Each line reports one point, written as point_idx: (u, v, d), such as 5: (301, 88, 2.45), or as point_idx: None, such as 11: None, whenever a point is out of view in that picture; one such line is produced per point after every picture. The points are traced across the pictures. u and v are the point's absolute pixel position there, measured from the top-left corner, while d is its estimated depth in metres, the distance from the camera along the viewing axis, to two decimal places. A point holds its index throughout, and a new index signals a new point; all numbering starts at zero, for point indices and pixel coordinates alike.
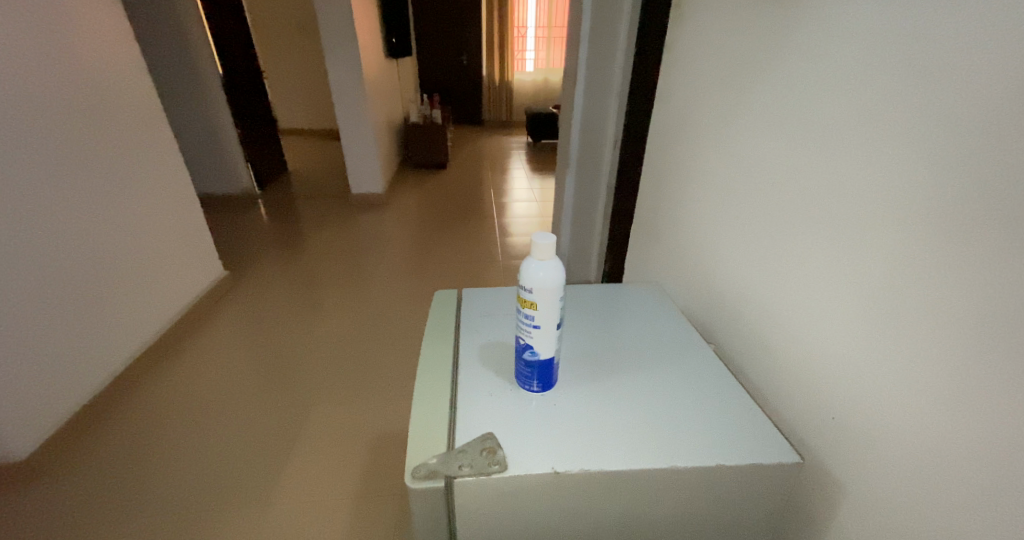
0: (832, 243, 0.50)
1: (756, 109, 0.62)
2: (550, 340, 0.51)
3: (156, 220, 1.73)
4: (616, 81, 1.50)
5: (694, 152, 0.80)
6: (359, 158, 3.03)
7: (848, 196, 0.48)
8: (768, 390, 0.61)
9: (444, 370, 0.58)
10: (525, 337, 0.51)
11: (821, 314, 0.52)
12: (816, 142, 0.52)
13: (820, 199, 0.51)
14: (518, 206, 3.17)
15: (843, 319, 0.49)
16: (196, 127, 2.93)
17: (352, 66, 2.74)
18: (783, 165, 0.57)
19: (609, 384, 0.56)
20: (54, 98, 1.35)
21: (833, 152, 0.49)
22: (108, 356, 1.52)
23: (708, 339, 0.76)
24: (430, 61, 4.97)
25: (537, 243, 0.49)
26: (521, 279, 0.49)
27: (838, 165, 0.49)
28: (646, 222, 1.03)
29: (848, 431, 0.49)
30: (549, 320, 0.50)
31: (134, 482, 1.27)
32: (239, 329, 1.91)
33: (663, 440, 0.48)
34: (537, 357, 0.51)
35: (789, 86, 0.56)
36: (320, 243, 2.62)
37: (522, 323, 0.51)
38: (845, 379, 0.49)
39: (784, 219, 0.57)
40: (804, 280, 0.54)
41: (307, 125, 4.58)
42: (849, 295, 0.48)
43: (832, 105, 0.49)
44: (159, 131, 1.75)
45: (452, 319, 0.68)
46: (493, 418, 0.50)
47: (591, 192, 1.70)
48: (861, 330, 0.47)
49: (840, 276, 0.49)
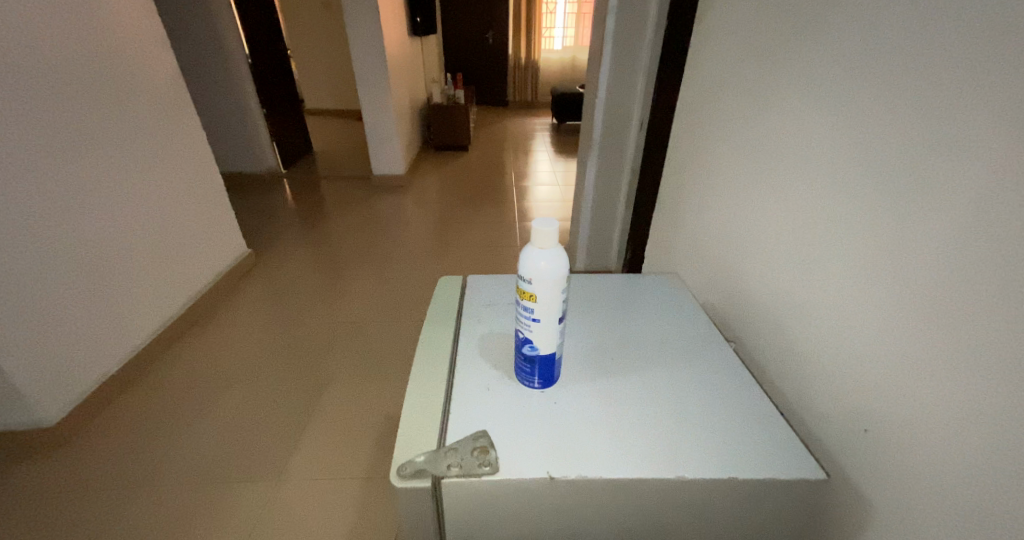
0: (872, 236, 0.44)
1: (794, 85, 0.56)
2: (551, 335, 0.47)
3: (179, 197, 1.76)
4: (644, 59, 1.42)
5: (722, 135, 0.74)
6: (381, 139, 3.02)
7: (896, 183, 0.42)
8: (790, 394, 0.56)
9: (441, 361, 0.55)
10: (524, 330, 0.48)
11: (854, 316, 0.46)
12: (863, 122, 0.46)
13: (861, 186, 0.46)
14: (540, 189, 3.11)
15: (879, 320, 0.44)
16: (223, 107, 2.96)
17: (374, 44, 2.71)
18: (820, 149, 0.51)
19: (614, 382, 0.52)
20: (81, 78, 1.37)
21: (882, 133, 0.44)
22: (133, 329, 1.57)
23: (727, 336, 0.71)
24: (455, 40, 4.89)
25: (537, 229, 0.45)
26: (519, 268, 0.46)
27: (887, 148, 0.43)
28: (667, 209, 0.98)
29: (876, 444, 0.44)
30: (552, 314, 0.46)
31: (157, 452, 1.33)
32: (260, 306, 1.94)
33: (670, 447, 0.44)
34: (537, 353, 0.48)
35: (835, 60, 0.50)
36: (342, 223, 2.63)
37: (521, 315, 0.48)
38: (878, 387, 0.44)
39: (817, 208, 0.52)
40: (836, 276, 0.49)
41: (333, 105, 4.60)
42: (888, 294, 0.43)
43: (885, 79, 0.43)
44: (182, 110, 1.77)
45: (453, 306, 0.65)
46: (487, 415, 0.47)
47: (614, 176, 1.64)
48: (898, 333, 0.42)
49: (879, 272, 0.44)
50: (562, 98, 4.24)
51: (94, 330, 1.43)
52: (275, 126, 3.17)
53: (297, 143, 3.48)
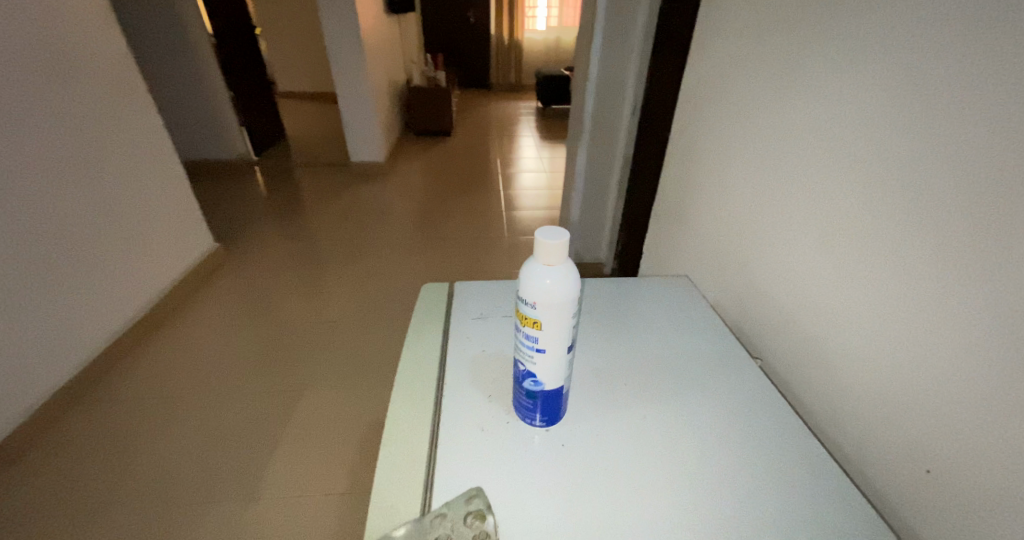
0: (935, 261, 0.41)
1: (836, 78, 0.51)
2: (557, 368, 0.40)
3: (135, 189, 1.63)
4: (638, 37, 1.32)
5: (747, 129, 0.67)
6: (358, 124, 2.87)
7: (960, 209, 0.39)
8: (829, 420, 0.54)
9: (426, 398, 0.50)
10: (525, 362, 0.40)
11: (919, 349, 0.43)
12: (922, 129, 0.41)
13: (925, 207, 0.41)
14: (526, 176, 3.01)
15: (947, 355, 0.41)
16: (186, 90, 2.78)
17: (348, 23, 2.54)
18: (869, 160, 0.47)
19: (643, 419, 0.48)
20: (5, 57, 1.22)
21: (947, 147, 0.39)
22: (88, 334, 1.46)
23: (755, 353, 0.67)
24: (436, 19, 4.69)
25: (544, 240, 0.36)
26: (520, 290, 0.37)
27: (953, 165, 0.39)
28: (672, 201, 0.91)
29: (948, 487, 0.41)
30: (560, 344, 0.38)
31: (121, 468, 1.24)
32: (232, 304, 1.83)
33: (703, 501, 0.40)
34: (541, 388, 0.40)
35: (905, 45, 0.43)
36: (319, 213, 2.50)
37: (521, 345, 0.39)
38: (936, 426, 0.42)
39: (862, 225, 0.48)
40: (893, 304, 0.45)
41: (308, 87, 4.40)
42: (957, 328, 0.40)
43: (959, 75, 0.38)
44: (134, 93, 1.62)
45: (438, 325, 0.59)
46: (504, 467, 0.43)
47: (605, 163, 1.56)
48: (974, 375, 0.38)
49: (945, 305, 0.40)
50: (548, 81, 4.10)
51: (42, 337, 1.33)
52: (245, 111, 3.00)
53: (270, 129, 3.31)
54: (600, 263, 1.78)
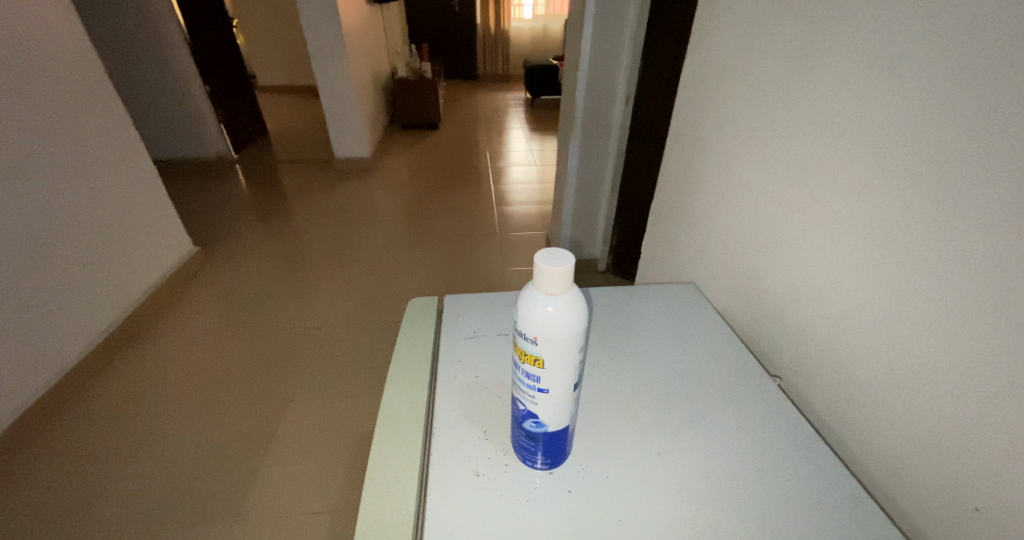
0: (980, 264, 0.34)
1: (857, 49, 0.43)
2: (560, 408, 0.36)
3: (106, 193, 1.55)
4: (631, 26, 1.27)
5: (738, 119, 0.61)
6: (341, 119, 2.78)
7: (1011, 202, 0.32)
8: (854, 445, 0.47)
9: (415, 437, 0.46)
10: (526, 402, 0.37)
11: (957, 371, 0.37)
12: (964, 104, 0.34)
13: (963, 203, 0.35)
14: (517, 170, 2.95)
15: (998, 375, 0.34)
16: (159, 87, 2.66)
17: (328, 14, 2.45)
18: (887, 152, 0.41)
19: (657, 441, 0.46)
20: None
21: (998, 128, 0.32)
22: (59, 348, 1.39)
23: (769, 369, 0.60)
24: (420, 8, 4.57)
25: (545, 268, 0.33)
26: (520, 323, 0.34)
27: (1011, 147, 0.32)
28: (668, 195, 0.85)
29: (993, 530, 0.35)
30: (564, 382, 0.35)
31: (99, 487, 1.18)
32: (213, 309, 1.76)
33: (721, 526, 0.40)
34: (543, 430, 0.37)
35: (915, 26, 0.37)
36: (303, 212, 2.43)
37: (521, 384, 0.36)
38: (979, 458, 0.36)
39: (887, 223, 0.41)
40: (922, 316, 0.39)
41: (289, 81, 4.28)
42: (1011, 344, 0.33)
43: (1011, 46, 0.31)
44: (100, 91, 1.53)
45: (427, 345, 0.56)
46: (490, 516, 0.40)
47: (597, 157, 1.50)
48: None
49: (988, 317, 0.34)
50: (536, 71, 4.02)
51: (9, 353, 1.25)
52: (222, 107, 2.89)
53: (249, 125, 3.20)
54: (595, 259, 1.74)
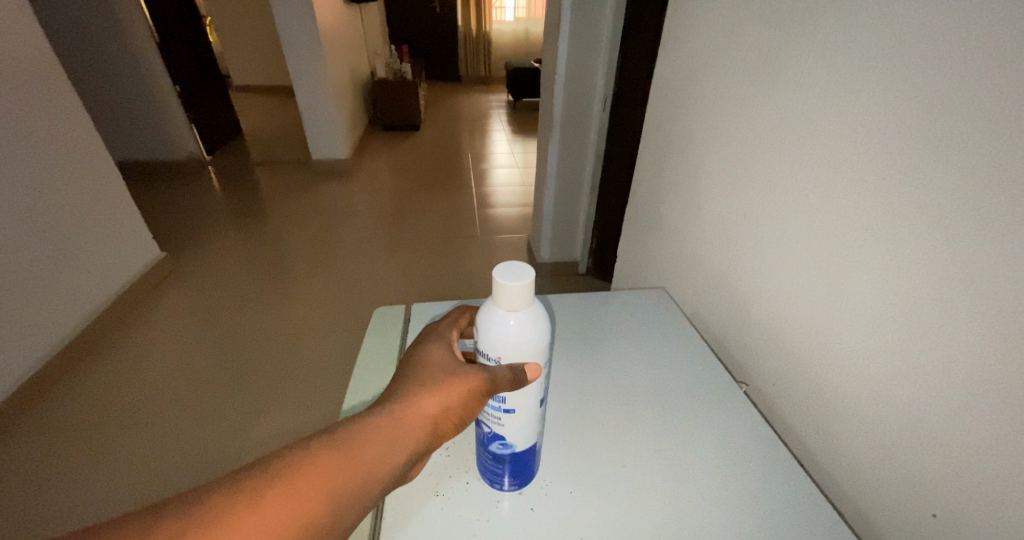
0: (934, 277, 0.35)
1: (830, 46, 0.42)
2: (523, 427, 0.38)
3: (68, 195, 1.48)
4: (606, 30, 1.26)
5: (709, 125, 0.61)
6: (319, 120, 2.73)
7: (964, 213, 0.32)
8: (822, 450, 0.47)
9: None
10: (492, 425, 0.39)
11: (917, 380, 0.37)
12: (945, 103, 0.33)
13: (918, 214, 0.35)
14: (498, 172, 2.93)
15: (952, 386, 0.35)
16: (127, 85, 2.58)
17: (304, 13, 2.40)
18: (851, 162, 0.41)
19: (625, 451, 0.46)
20: None
21: (949, 142, 0.33)
22: (16, 358, 1.32)
23: (737, 375, 0.60)
24: (400, 8, 4.52)
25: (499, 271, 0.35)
26: (480, 334, 0.37)
27: (960, 160, 0.32)
28: (641, 199, 0.84)
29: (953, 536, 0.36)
30: (532, 401, 0.37)
31: (55, 503, 1.12)
32: (182, 314, 1.70)
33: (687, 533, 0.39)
34: (510, 450, 0.39)
35: (875, 38, 0.38)
36: (279, 214, 2.37)
37: (486, 408, 0.39)
38: (952, 465, 0.35)
39: (855, 226, 0.41)
40: (885, 328, 0.39)
41: (265, 81, 4.19)
42: (969, 356, 0.33)
43: (964, 59, 0.32)
44: (61, 89, 1.47)
45: (391, 353, 0.55)
46: (450, 529, 0.39)
47: (576, 160, 1.50)
48: (983, 410, 0.33)
49: (941, 329, 0.35)
50: (517, 73, 4.01)
51: None
52: (194, 106, 2.81)
53: (223, 125, 3.12)
54: (575, 262, 1.73)
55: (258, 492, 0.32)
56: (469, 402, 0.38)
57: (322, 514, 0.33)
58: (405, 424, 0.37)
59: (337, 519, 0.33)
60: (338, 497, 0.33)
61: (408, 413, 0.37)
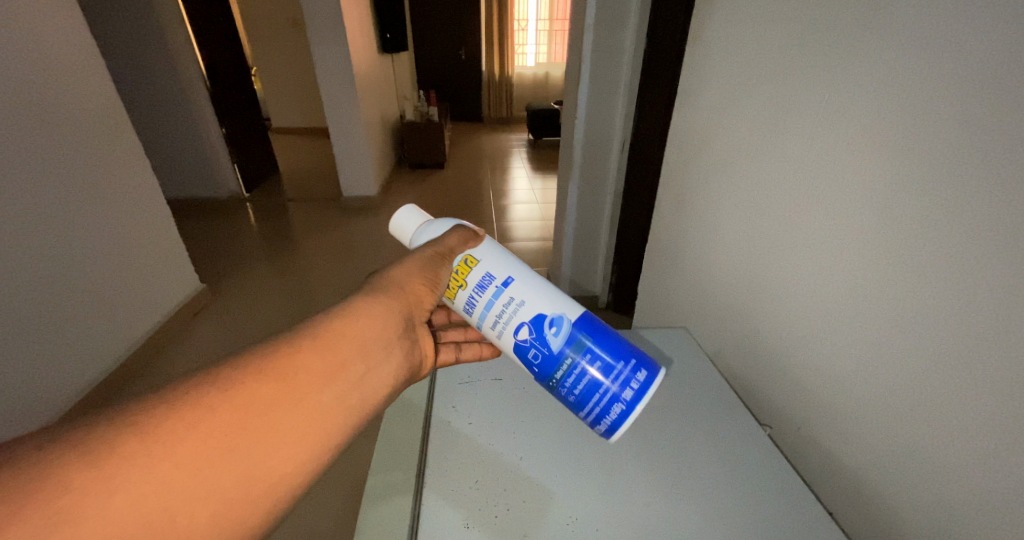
0: (899, 332, 0.40)
1: (830, 110, 0.45)
2: (527, 290, 0.49)
3: (128, 227, 1.61)
4: (625, 76, 1.28)
5: (707, 177, 0.68)
6: (352, 159, 2.89)
7: (920, 281, 0.38)
8: (839, 488, 0.50)
9: (408, 473, 0.51)
10: (517, 308, 0.48)
11: (901, 433, 0.41)
12: (935, 166, 0.36)
13: (885, 283, 0.41)
14: (518, 207, 2.97)
15: (926, 430, 0.39)
16: (177, 130, 2.80)
17: (342, 61, 2.58)
18: (827, 235, 0.47)
19: (648, 482, 0.50)
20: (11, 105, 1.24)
21: (898, 210, 0.39)
22: (77, 373, 1.41)
23: (760, 417, 0.62)
24: (429, 57, 4.83)
25: (399, 234, 0.61)
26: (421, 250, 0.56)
27: (908, 228, 0.38)
28: (654, 237, 0.89)
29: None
30: (519, 272, 0.50)
31: None
32: (215, 341, 1.77)
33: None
34: (559, 319, 0.47)
35: (833, 117, 0.45)
36: (312, 246, 2.48)
37: (507, 302, 0.49)
38: (941, 508, 0.39)
39: (832, 291, 0.47)
40: (869, 381, 0.44)
41: (301, 124, 4.47)
42: (931, 399, 0.38)
43: (902, 142, 0.38)
44: (125, 132, 1.62)
45: (423, 391, 0.61)
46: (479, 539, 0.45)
47: (595, 200, 1.51)
48: (956, 455, 0.37)
49: (913, 380, 0.39)
50: (538, 114, 4.17)
51: (46, 372, 1.31)
52: (237, 147, 3.02)
53: (261, 164, 3.32)
54: (596, 296, 1.69)
55: (294, 348, 0.39)
56: (432, 264, 0.51)
57: (323, 374, 0.39)
58: (393, 303, 0.47)
59: (337, 378, 0.40)
60: (334, 356, 0.40)
61: (397, 298, 0.48)
